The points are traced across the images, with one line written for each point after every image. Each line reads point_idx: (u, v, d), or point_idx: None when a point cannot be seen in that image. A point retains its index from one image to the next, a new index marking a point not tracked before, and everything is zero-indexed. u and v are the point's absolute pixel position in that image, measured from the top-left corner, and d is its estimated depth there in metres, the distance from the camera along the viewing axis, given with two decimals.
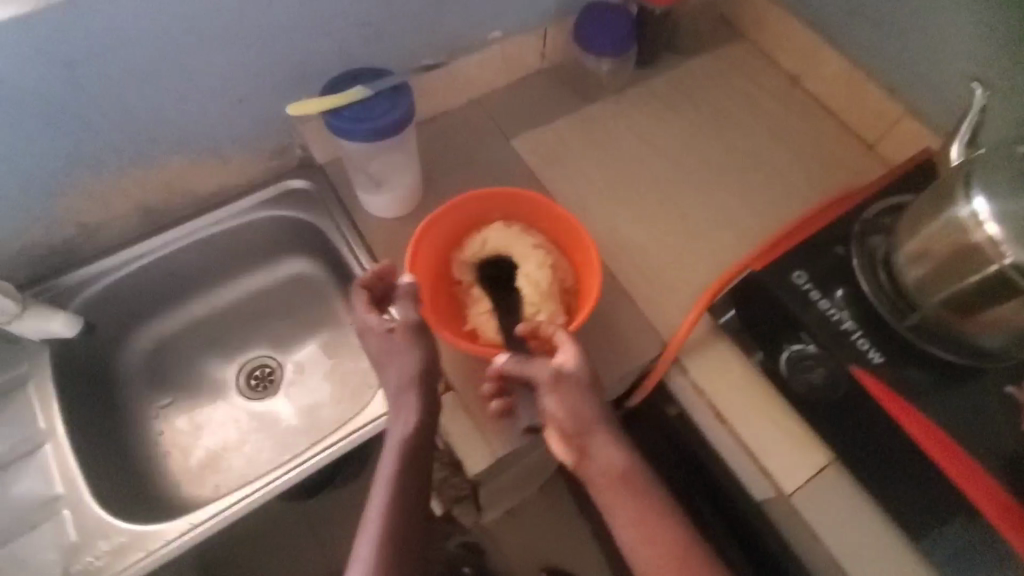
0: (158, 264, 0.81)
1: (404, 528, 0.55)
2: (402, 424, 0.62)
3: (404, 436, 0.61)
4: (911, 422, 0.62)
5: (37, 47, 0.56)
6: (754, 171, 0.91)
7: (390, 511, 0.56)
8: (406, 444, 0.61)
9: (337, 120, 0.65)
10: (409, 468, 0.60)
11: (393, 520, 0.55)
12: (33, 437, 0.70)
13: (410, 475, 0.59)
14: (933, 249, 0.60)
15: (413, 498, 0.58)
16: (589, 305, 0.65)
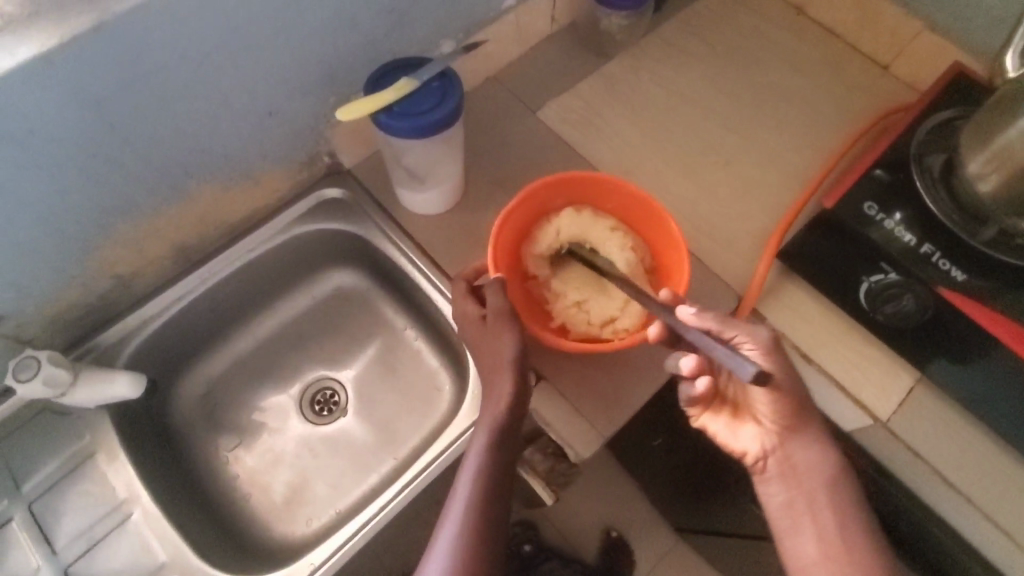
0: (201, 302, 0.78)
1: (489, 527, 0.53)
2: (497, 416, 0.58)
3: (496, 427, 0.58)
4: (1020, 341, 0.63)
5: (65, 93, 0.51)
6: (782, 108, 0.87)
7: (471, 506, 0.54)
8: (497, 436, 0.57)
9: (388, 118, 0.63)
10: (499, 464, 0.56)
11: (479, 518, 0.53)
12: (117, 509, 0.66)
13: (498, 471, 0.56)
14: (1014, 155, 0.60)
15: (499, 495, 0.55)
16: (680, 279, 0.68)
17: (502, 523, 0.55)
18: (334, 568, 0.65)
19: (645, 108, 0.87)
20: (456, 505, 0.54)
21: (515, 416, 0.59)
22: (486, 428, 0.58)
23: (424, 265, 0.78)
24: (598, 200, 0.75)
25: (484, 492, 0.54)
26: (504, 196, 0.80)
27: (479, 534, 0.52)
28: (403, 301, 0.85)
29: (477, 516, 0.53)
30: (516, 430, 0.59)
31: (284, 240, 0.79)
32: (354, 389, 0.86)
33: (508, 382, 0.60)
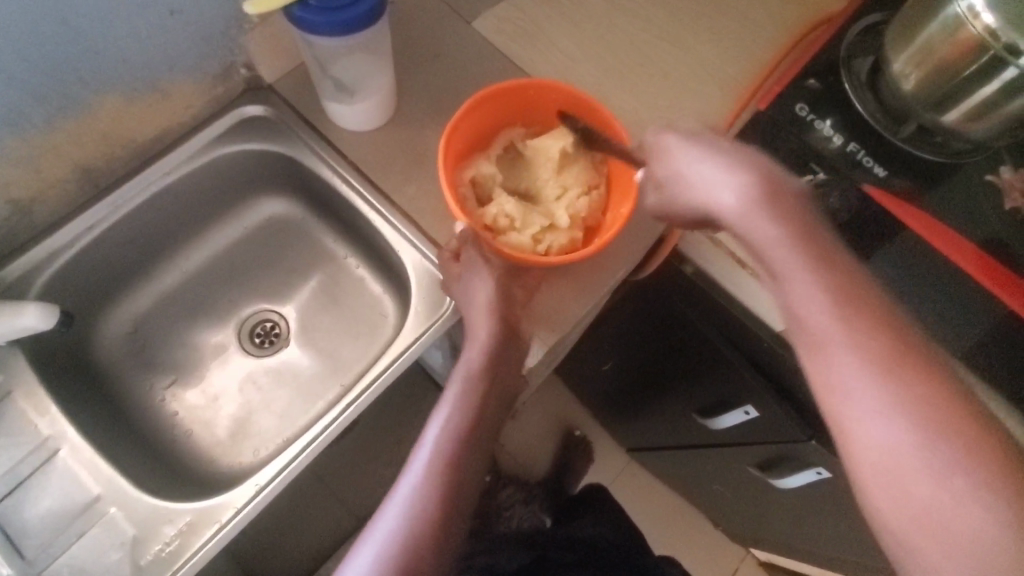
0: (117, 232, 0.73)
1: (454, 481, 0.57)
2: (470, 372, 0.62)
3: (467, 383, 0.61)
4: (910, 218, 0.68)
5: None
6: (719, 14, 0.86)
7: (434, 458, 0.57)
8: (469, 394, 0.61)
9: (304, 12, 0.59)
10: (469, 419, 0.60)
11: (442, 470, 0.57)
12: (42, 447, 0.63)
13: (467, 427, 0.60)
14: (931, 52, 0.62)
15: (468, 451, 0.58)
16: (549, 97, 0.71)
17: (470, 475, 0.58)
18: (278, 490, 0.63)
19: (582, 17, 0.84)
20: (418, 455, 0.58)
21: (488, 376, 0.62)
22: (456, 387, 0.61)
23: (358, 182, 0.74)
24: (488, 127, 0.73)
25: (451, 446, 0.58)
26: (441, 111, 0.77)
27: (440, 489, 0.56)
28: (341, 228, 0.81)
29: (438, 464, 0.57)
30: (490, 388, 0.62)
31: (207, 161, 0.75)
32: (295, 319, 0.83)
33: (481, 339, 0.63)
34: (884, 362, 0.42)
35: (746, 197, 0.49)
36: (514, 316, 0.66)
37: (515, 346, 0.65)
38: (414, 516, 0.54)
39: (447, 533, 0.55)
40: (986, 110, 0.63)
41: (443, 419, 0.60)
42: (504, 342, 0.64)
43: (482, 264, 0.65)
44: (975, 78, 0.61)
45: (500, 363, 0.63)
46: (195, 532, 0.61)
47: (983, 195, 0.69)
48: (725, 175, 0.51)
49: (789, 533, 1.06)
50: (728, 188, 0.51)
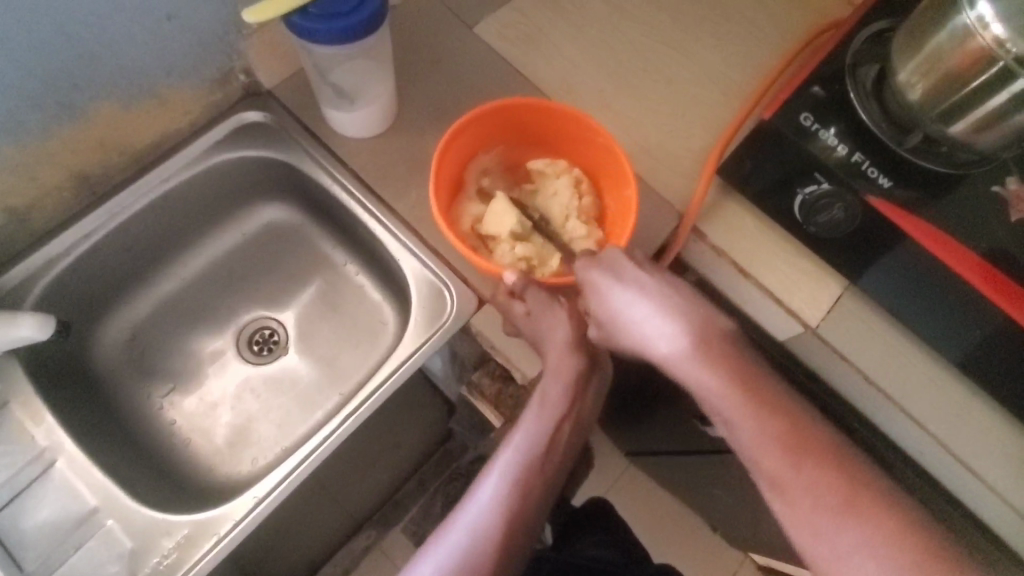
0: (113, 240, 0.72)
1: (522, 512, 0.58)
2: (549, 402, 0.62)
3: (545, 414, 0.61)
4: (912, 226, 0.68)
5: None
6: (723, 19, 0.85)
7: (508, 482, 0.59)
8: (547, 426, 0.61)
9: (304, 20, 0.58)
10: (542, 451, 0.61)
11: (512, 496, 0.58)
12: (39, 458, 0.63)
13: (542, 457, 0.61)
14: (939, 62, 0.62)
15: (534, 485, 0.59)
16: (500, 123, 0.72)
17: (538, 502, 0.60)
18: (276, 502, 0.63)
19: (585, 22, 0.83)
20: (488, 479, 0.60)
21: (569, 411, 0.62)
22: (532, 414, 0.62)
23: (358, 190, 0.74)
24: (475, 146, 0.72)
25: (523, 473, 0.59)
26: (442, 118, 0.76)
27: (507, 517, 0.58)
28: (340, 235, 0.81)
29: (510, 490, 0.59)
30: (567, 420, 0.62)
31: (205, 168, 0.74)
32: (294, 327, 0.82)
33: (566, 371, 0.63)
34: (805, 470, 0.50)
35: (678, 352, 0.54)
36: (593, 351, 0.65)
37: (591, 382, 0.64)
38: (480, 532, 0.57)
39: (513, 554, 0.57)
40: (993, 121, 0.62)
41: (519, 446, 0.61)
42: (581, 379, 0.63)
43: (555, 306, 0.63)
44: (983, 90, 0.60)
45: (577, 400, 0.63)
46: (192, 545, 0.61)
47: (988, 207, 0.69)
48: (658, 322, 0.56)
49: (789, 540, 1.05)
50: (667, 336, 0.56)
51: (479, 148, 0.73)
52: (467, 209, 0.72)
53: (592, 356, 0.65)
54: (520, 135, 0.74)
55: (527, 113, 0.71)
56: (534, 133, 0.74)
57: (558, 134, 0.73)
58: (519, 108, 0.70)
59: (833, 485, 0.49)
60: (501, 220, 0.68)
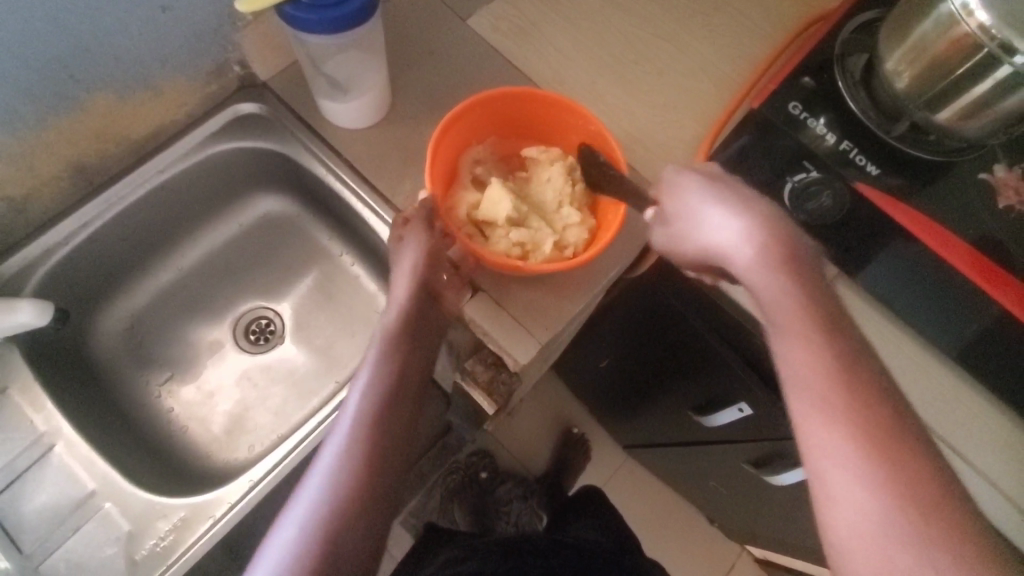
0: (111, 230, 0.73)
1: (376, 446, 0.53)
2: (390, 330, 0.60)
3: (387, 341, 0.60)
4: (896, 211, 0.68)
5: None
6: (716, 11, 0.86)
7: (350, 431, 0.53)
8: (389, 355, 0.59)
9: (295, 10, 0.59)
10: (392, 381, 0.57)
11: (357, 446, 0.52)
12: (37, 442, 0.64)
13: (387, 390, 0.56)
14: (926, 49, 0.62)
15: (388, 417, 0.55)
16: (487, 112, 0.72)
17: (394, 456, 0.53)
18: (271, 486, 0.64)
19: (577, 15, 0.84)
20: (335, 435, 0.53)
21: (408, 328, 0.61)
22: (373, 352, 0.60)
23: (353, 180, 0.74)
24: (469, 138, 0.73)
25: (366, 416, 0.54)
26: (436, 108, 0.77)
27: (358, 470, 0.51)
28: (336, 225, 0.82)
29: (353, 448, 0.52)
30: (411, 346, 0.60)
31: (201, 159, 0.75)
32: (291, 317, 0.83)
33: (398, 301, 0.62)
34: (838, 398, 0.45)
35: (755, 249, 0.49)
36: (438, 279, 0.64)
37: (435, 305, 0.64)
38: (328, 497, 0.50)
39: (371, 511, 0.51)
40: (979, 108, 0.62)
41: (361, 382, 0.57)
42: (425, 304, 0.63)
43: (425, 238, 0.63)
44: (968, 77, 0.60)
45: (416, 314, 0.62)
46: (187, 528, 0.62)
47: (975, 194, 0.69)
48: (733, 222, 0.50)
49: (784, 529, 1.06)
50: (735, 244, 0.50)
51: (471, 141, 0.74)
52: (461, 197, 0.71)
53: (439, 289, 0.64)
54: (508, 123, 0.74)
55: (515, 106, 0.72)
56: (522, 125, 0.75)
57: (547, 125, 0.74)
58: (504, 96, 0.70)
59: (861, 420, 0.44)
60: (498, 206, 0.68)
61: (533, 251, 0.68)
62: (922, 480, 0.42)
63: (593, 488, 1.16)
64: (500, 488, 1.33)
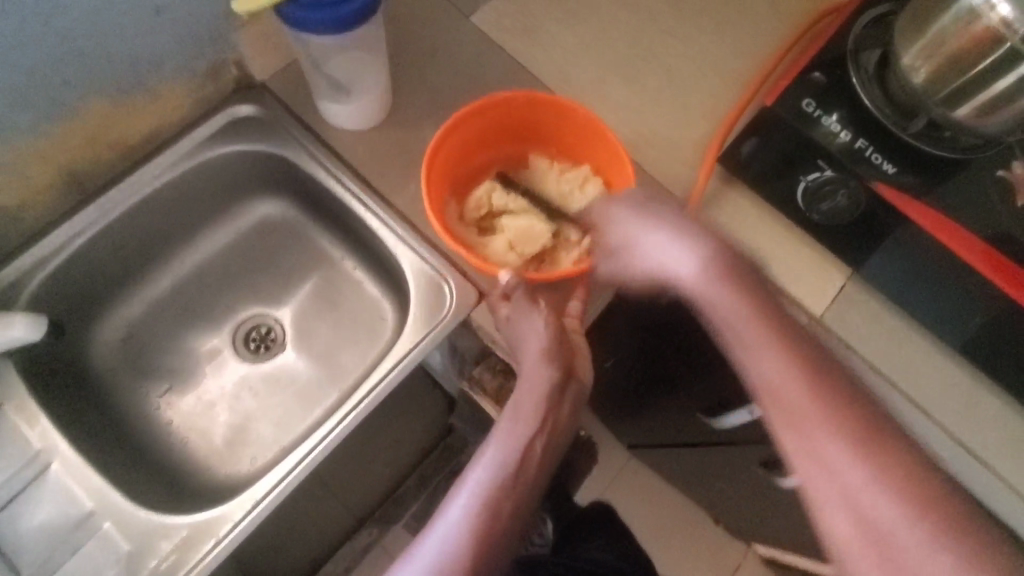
0: (106, 238, 0.71)
1: (497, 528, 0.52)
2: (525, 413, 0.58)
3: (523, 420, 0.58)
4: (915, 210, 0.67)
5: None
6: (723, 6, 0.83)
7: (475, 507, 0.52)
8: (518, 441, 0.56)
9: (295, 10, 0.57)
10: (515, 465, 0.55)
11: (475, 526, 0.51)
12: (34, 461, 0.62)
13: (513, 475, 0.55)
14: (945, 44, 0.60)
15: (513, 499, 0.53)
16: (460, 140, 0.70)
17: (505, 543, 0.52)
18: (277, 502, 0.62)
19: (582, 11, 0.82)
20: (460, 499, 0.53)
21: (547, 411, 0.59)
22: (505, 430, 0.57)
23: (354, 184, 0.72)
24: (473, 140, 0.71)
25: (491, 497, 0.53)
26: (439, 109, 0.75)
27: (475, 545, 0.50)
28: (337, 230, 0.79)
29: (472, 527, 0.51)
30: (543, 431, 0.58)
31: (198, 163, 0.72)
32: (291, 324, 0.81)
33: (543, 380, 0.59)
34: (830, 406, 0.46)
35: (696, 273, 0.52)
36: (570, 359, 0.62)
37: (568, 391, 0.61)
38: (435, 571, 0.49)
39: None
40: (1000, 105, 0.60)
41: (489, 462, 0.55)
42: (559, 387, 0.60)
43: (534, 312, 0.62)
44: (990, 72, 0.59)
45: (553, 402, 0.59)
46: (191, 548, 0.60)
47: (993, 192, 0.68)
48: (675, 247, 0.54)
49: (792, 530, 1.05)
50: (682, 262, 0.54)
51: (473, 145, 0.72)
52: (491, 245, 0.69)
53: (571, 368, 0.62)
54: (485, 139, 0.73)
55: (509, 110, 0.70)
56: (523, 126, 0.73)
57: (547, 125, 0.72)
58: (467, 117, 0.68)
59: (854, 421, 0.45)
60: (534, 232, 0.68)
61: (567, 245, 0.71)
62: (918, 484, 0.43)
63: (605, 505, 1.15)
64: None
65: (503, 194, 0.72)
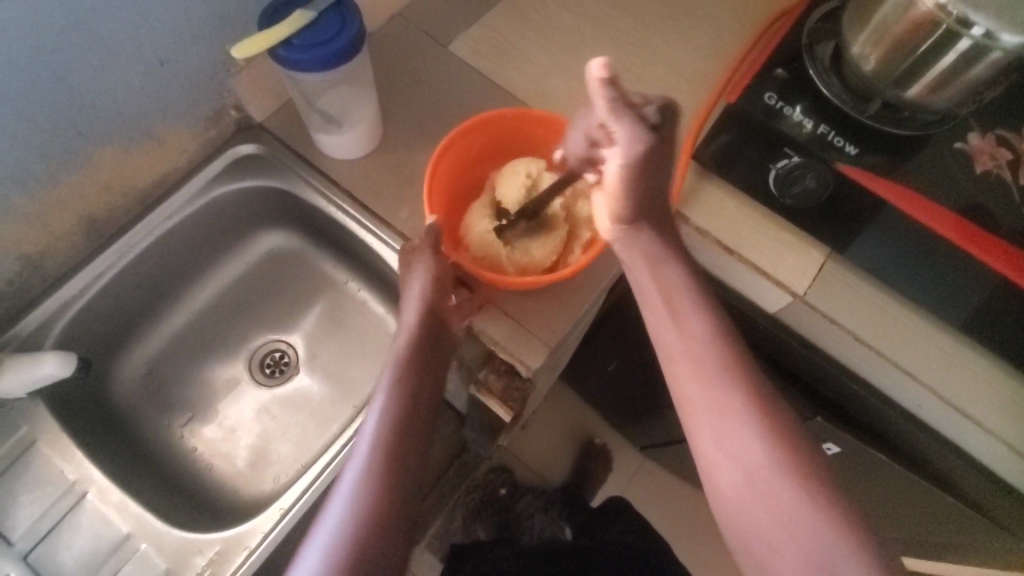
0: (122, 278, 0.75)
1: (394, 474, 0.54)
2: (394, 361, 0.62)
3: (396, 369, 0.61)
4: (880, 187, 0.70)
5: None
6: (684, 15, 0.89)
7: (374, 451, 0.55)
8: (397, 391, 0.59)
9: (288, 52, 0.62)
10: (404, 413, 0.58)
11: (376, 476, 0.53)
12: (70, 491, 0.65)
13: (396, 420, 0.57)
14: (890, 29, 0.65)
15: (405, 444, 0.56)
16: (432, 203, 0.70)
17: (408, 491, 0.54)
18: (302, 512, 0.65)
19: (553, 30, 0.88)
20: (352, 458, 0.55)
21: (419, 360, 0.62)
22: (383, 383, 0.60)
23: (354, 209, 0.77)
24: (465, 160, 0.76)
25: (378, 446, 0.55)
26: (426, 133, 0.80)
27: (371, 497, 0.52)
28: (341, 254, 0.84)
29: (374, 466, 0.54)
30: (422, 379, 0.61)
31: (205, 203, 0.77)
32: (303, 347, 0.85)
33: (408, 328, 0.63)
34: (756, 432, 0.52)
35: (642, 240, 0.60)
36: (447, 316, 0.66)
37: (442, 335, 0.65)
38: (342, 531, 0.50)
39: (391, 536, 0.52)
40: (947, 81, 0.65)
41: (376, 409, 0.58)
42: (430, 332, 0.64)
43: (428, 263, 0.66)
44: (931, 52, 0.63)
45: (425, 344, 0.63)
46: (225, 560, 0.63)
47: (956, 162, 0.72)
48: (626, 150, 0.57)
49: None
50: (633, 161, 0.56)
51: (462, 162, 0.76)
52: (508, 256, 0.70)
53: (444, 315, 0.66)
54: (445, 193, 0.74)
55: (475, 142, 0.75)
56: (506, 143, 0.78)
57: (526, 136, 0.77)
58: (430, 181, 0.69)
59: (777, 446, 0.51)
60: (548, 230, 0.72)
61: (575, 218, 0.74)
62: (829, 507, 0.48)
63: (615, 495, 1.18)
64: (519, 503, 1.32)
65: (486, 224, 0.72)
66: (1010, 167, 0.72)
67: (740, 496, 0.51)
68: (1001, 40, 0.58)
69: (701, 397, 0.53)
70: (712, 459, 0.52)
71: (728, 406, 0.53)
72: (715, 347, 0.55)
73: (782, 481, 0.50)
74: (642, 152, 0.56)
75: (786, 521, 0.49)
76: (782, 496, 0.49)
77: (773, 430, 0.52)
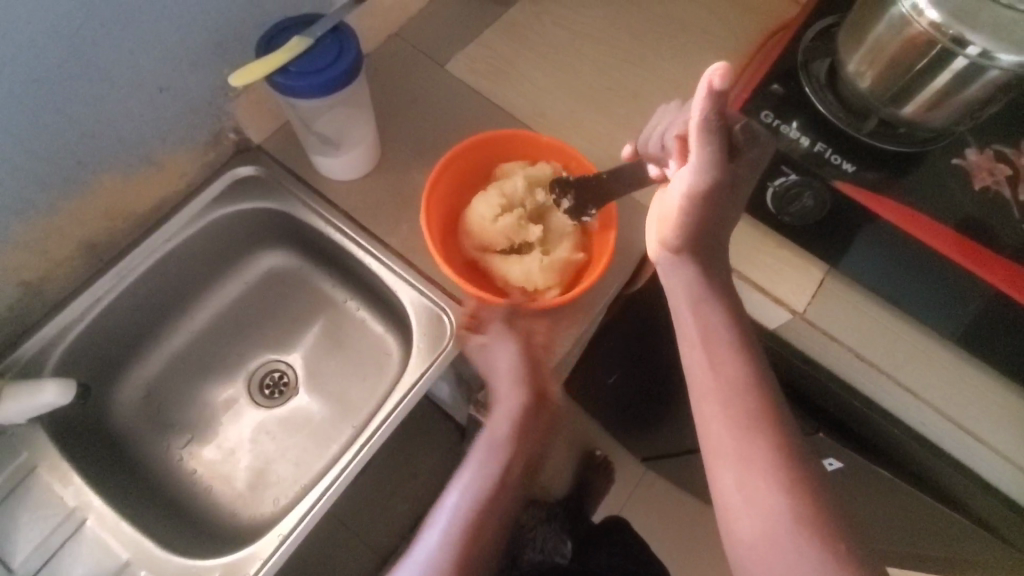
0: (122, 302, 0.75)
1: (466, 554, 0.59)
2: (499, 440, 0.65)
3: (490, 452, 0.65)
4: (884, 209, 0.70)
5: None
6: (680, 32, 0.89)
7: (452, 528, 0.61)
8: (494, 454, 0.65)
9: (286, 79, 0.62)
10: (488, 486, 0.63)
11: (445, 545, 0.59)
12: (70, 518, 0.65)
13: (484, 495, 0.62)
14: (885, 48, 0.65)
15: (484, 517, 0.61)
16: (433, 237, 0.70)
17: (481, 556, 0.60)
18: (301, 537, 0.65)
19: (549, 49, 0.88)
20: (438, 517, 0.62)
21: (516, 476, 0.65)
22: (481, 452, 0.65)
23: (352, 230, 0.77)
24: (462, 182, 0.76)
25: (467, 515, 0.61)
26: (424, 152, 0.80)
27: (452, 557, 0.59)
28: (339, 273, 0.84)
29: (447, 545, 0.59)
30: (515, 458, 0.65)
31: (204, 225, 0.78)
32: (302, 367, 0.85)
33: (510, 399, 0.67)
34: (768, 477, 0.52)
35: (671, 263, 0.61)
36: (543, 382, 0.68)
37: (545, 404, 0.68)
38: None
39: None
40: (943, 98, 0.65)
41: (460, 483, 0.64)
42: (532, 408, 0.67)
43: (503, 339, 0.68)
44: (927, 71, 0.63)
45: (526, 427, 0.66)
46: None
47: (954, 179, 0.72)
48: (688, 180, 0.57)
49: None
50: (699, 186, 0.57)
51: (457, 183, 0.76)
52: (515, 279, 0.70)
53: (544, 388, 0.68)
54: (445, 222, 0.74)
55: (467, 163, 0.75)
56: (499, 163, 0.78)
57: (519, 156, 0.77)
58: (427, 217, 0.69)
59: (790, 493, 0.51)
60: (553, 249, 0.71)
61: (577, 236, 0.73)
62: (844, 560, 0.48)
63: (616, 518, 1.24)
64: (523, 516, 1.32)
65: (514, 261, 0.70)
66: (1009, 181, 0.72)
67: (758, 547, 0.51)
68: (999, 59, 0.57)
69: (729, 439, 0.54)
70: (731, 503, 0.53)
71: (753, 457, 0.53)
72: (745, 397, 0.55)
73: (794, 535, 0.50)
74: (706, 188, 0.57)
75: (789, 570, 0.49)
76: (796, 550, 0.49)
77: (790, 479, 0.52)
